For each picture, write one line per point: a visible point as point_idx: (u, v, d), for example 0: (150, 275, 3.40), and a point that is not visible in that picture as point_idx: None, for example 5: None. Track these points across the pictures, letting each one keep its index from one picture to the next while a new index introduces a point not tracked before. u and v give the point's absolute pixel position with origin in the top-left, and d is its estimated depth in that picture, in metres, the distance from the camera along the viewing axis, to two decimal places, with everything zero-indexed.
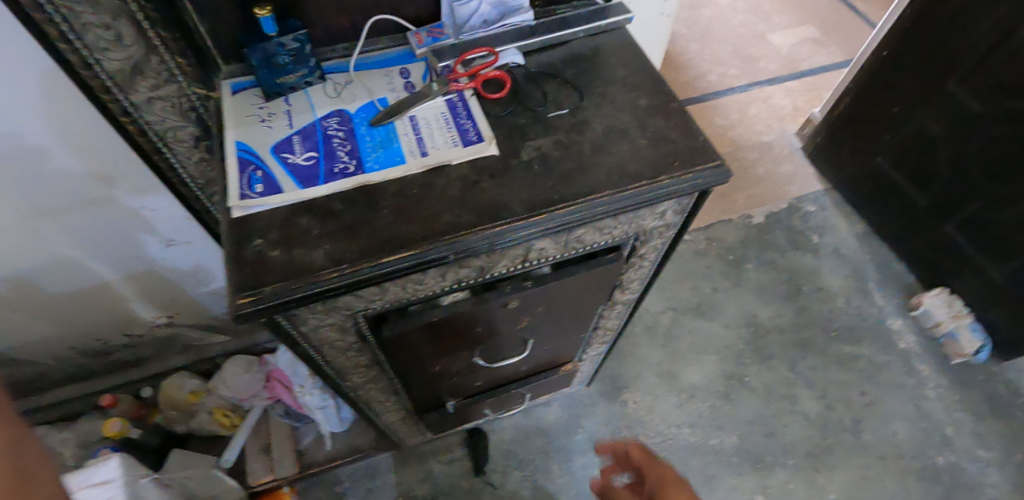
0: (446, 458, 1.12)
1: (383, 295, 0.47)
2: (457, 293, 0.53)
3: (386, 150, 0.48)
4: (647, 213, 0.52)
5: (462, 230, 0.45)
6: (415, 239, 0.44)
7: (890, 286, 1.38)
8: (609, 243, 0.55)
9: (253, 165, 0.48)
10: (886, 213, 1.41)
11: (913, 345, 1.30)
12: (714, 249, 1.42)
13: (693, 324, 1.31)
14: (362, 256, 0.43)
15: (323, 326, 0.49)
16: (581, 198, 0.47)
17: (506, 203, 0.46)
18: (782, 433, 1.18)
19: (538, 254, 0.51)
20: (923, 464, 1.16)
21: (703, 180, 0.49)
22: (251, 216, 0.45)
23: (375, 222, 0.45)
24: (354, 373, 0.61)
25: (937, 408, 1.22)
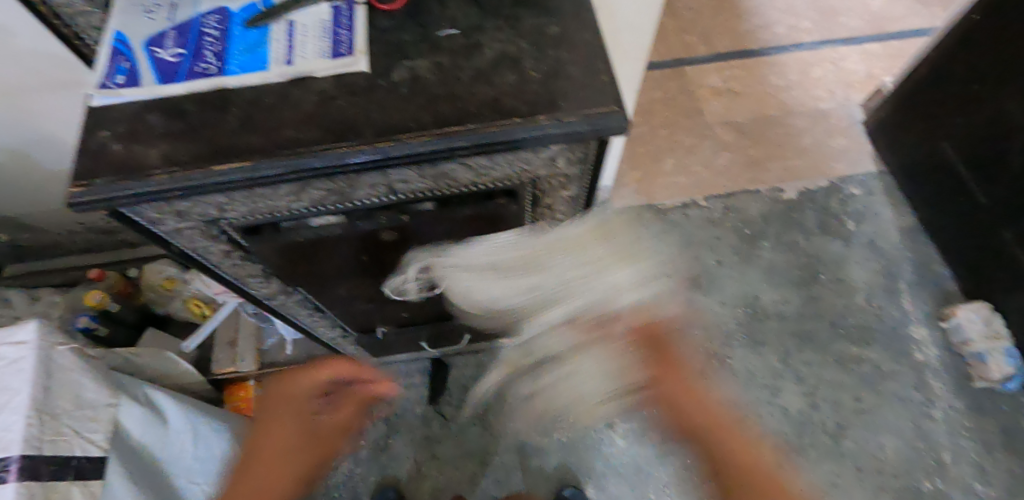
0: (405, 381, 1.16)
1: (235, 205, 0.46)
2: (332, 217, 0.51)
3: (252, 54, 0.46)
4: (531, 157, 0.47)
5: (303, 147, 0.42)
6: (253, 151, 0.42)
7: (924, 290, 1.22)
8: (497, 186, 0.50)
9: (122, 56, 0.47)
10: (940, 209, 1.23)
11: (932, 358, 1.16)
12: (729, 219, 1.31)
13: (686, 295, 1.23)
14: (194, 161, 0.42)
15: (184, 229, 0.49)
16: (441, 130, 0.43)
17: (357, 125, 0.43)
18: (753, 423, 1.12)
19: (406, 186, 0.48)
20: (904, 484, 1.06)
21: (590, 126, 0.43)
22: (105, 107, 0.45)
23: (218, 127, 0.43)
24: (254, 281, 0.62)
25: (940, 430, 1.10)
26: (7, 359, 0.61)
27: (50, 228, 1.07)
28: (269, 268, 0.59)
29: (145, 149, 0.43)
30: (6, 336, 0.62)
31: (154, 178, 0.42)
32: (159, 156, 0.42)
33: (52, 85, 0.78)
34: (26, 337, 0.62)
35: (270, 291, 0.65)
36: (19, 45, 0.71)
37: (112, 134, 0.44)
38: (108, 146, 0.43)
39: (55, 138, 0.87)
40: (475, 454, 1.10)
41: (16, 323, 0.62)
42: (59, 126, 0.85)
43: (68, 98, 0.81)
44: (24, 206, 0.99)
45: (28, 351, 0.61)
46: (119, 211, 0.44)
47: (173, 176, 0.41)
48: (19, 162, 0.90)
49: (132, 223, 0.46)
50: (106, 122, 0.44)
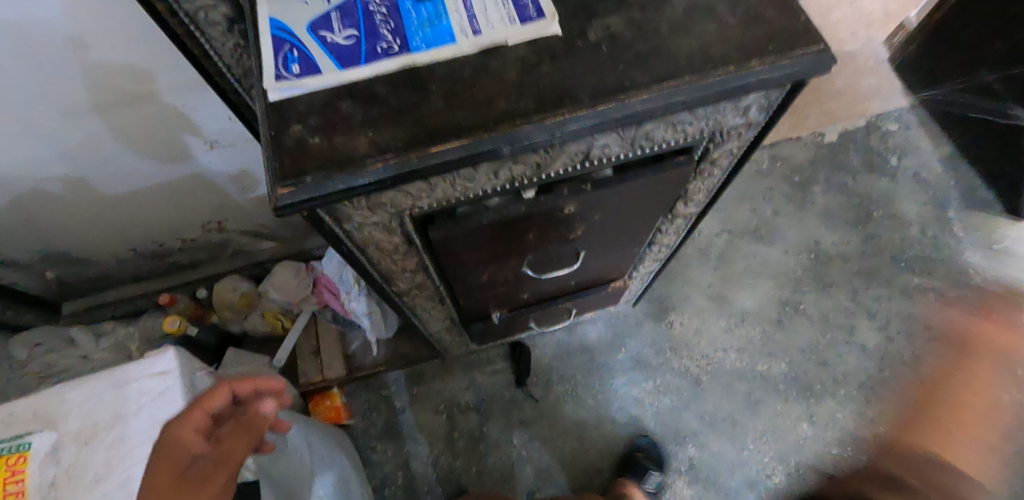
0: (489, 369, 1.14)
1: (432, 192, 0.44)
2: (511, 195, 0.49)
3: (434, 28, 0.43)
4: (729, 106, 0.45)
5: (520, 118, 0.40)
6: (468, 128, 0.40)
7: (974, 215, 1.26)
8: (680, 144, 0.49)
9: (288, 44, 0.43)
10: (981, 134, 1.26)
11: (992, 280, 1.20)
12: (778, 169, 1.32)
13: (749, 248, 1.24)
14: (408, 146, 0.39)
15: (368, 225, 0.46)
16: (658, 85, 0.41)
17: (571, 90, 0.41)
18: (835, 364, 1.14)
19: (601, 152, 0.46)
20: (987, 402, 1.10)
21: (803, 67, 0.42)
22: (287, 100, 0.41)
23: (422, 107, 0.40)
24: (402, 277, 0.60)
25: (1011, 346, 1.14)
26: (152, 390, 0.58)
27: (102, 259, 1.01)
28: (425, 260, 0.57)
29: (350, 139, 0.40)
30: (145, 368, 0.58)
31: (369, 168, 0.39)
32: (367, 145, 0.39)
33: (122, 97, 0.72)
34: (168, 367, 0.59)
35: (412, 286, 0.63)
36: (88, 58, 0.66)
37: (307, 127, 0.40)
38: (306, 141, 0.40)
39: (118, 159, 0.82)
40: (571, 431, 1.09)
41: (153, 353, 0.59)
42: (122, 146, 0.80)
43: (133, 116, 0.76)
44: (79, 235, 0.94)
45: (173, 381, 0.58)
46: (319, 209, 0.41)
47: (390, 163, 0.39)
48: (79, 188, 0.85)
49: (324, 222, 0.43)
50: (294, 116, 0.41)
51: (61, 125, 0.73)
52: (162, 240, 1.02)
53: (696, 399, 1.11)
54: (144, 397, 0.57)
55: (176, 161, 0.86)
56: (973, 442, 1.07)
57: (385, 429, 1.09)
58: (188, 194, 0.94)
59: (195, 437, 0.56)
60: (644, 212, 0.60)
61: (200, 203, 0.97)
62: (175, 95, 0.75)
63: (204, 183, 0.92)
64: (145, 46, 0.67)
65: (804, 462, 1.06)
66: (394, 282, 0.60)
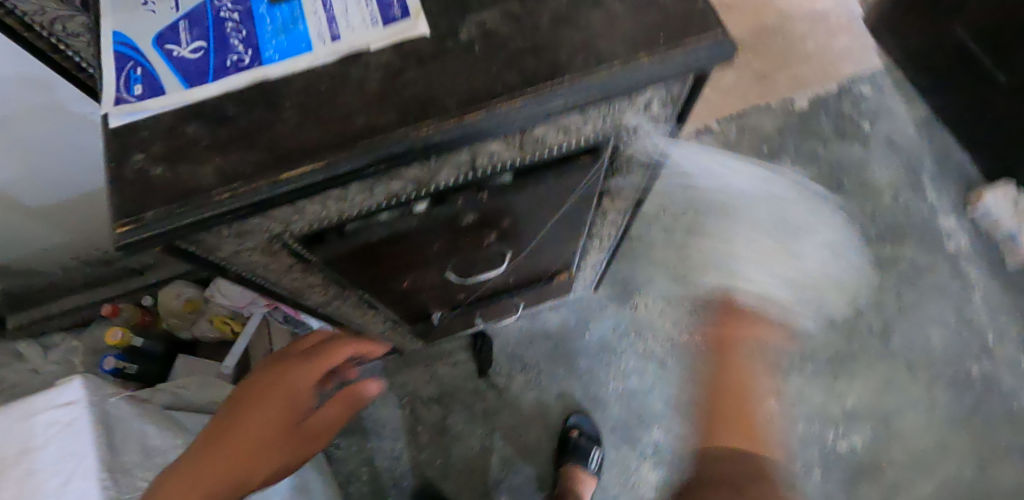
0: (451, 361, 1.12)
1: (303, 214, 0.41)
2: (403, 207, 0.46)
3: (288, 34, 0.39)
4: (625, 104, 0.41)
5: (380, 133, 0.36)
6: (323, 148, 0.36)
7: (948, 179, 1.21)
8: (582, 144, 0.45)
9: (132, 61, 0.39)
10: (956, 94, 1.20)
11: (964, 246, 1.17)
12: (745, 140, 1.27)
13: (716, 224, 1.21)
14: (258, 172, 0.36)
15: (245, 250, 0.43)
16: (533, 89, 0.37)
17: (437, 100, 0.37)
18: (803, 340, 1.12)
19: (490, 159, 0.42)
20: (955, 372, 1.08)
21: (697, 59, 0.38)
22: (129, 124, 0.38)
23: (274, 127, 0.37)
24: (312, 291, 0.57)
25: (981, 314, 1.11)
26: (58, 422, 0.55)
27: (45, 271, 0.98)
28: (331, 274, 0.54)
29: (194, 168, 0.36)
30: (51, 398, 0.56)
31: (214, 199, 0.35)
32: (213, 173, 0.36)
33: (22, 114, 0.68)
34: (76, 397, 0.56)
35: (328, 298, 0.60)
36: None
37: (149, 156, 0.37)
38: (148, 171, 0.36)
39: (33, 172, 0.77)
40: (536, 419, 1.09)
41: (61, 383, 0.57)
42: (35, 159, 0.75)
43: (40, 127, 0.71)
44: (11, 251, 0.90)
45: (80, 410, 0.56)
46: (174, 243, 0.38)
47: (238, 192, 0.35)
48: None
49: (187, 254, 0.40)
50: (136, 143, 0.37)
51: None
52: (104, 248, 0.99)
53: (661, 382, 1.10)
54: (51, 428, 0.54)
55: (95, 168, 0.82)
56: (940, 413, 1.06)
57: (349, 425, 1.09)
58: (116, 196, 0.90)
59: (305, 394, 0.67)
60: (565, 209, 0.56)
61: None
62: (82, 102, 0.70)
63: None
64: (34, 62, 0.61)
65: (770, 440, 1.06)
66: (306, 296, 0.57)
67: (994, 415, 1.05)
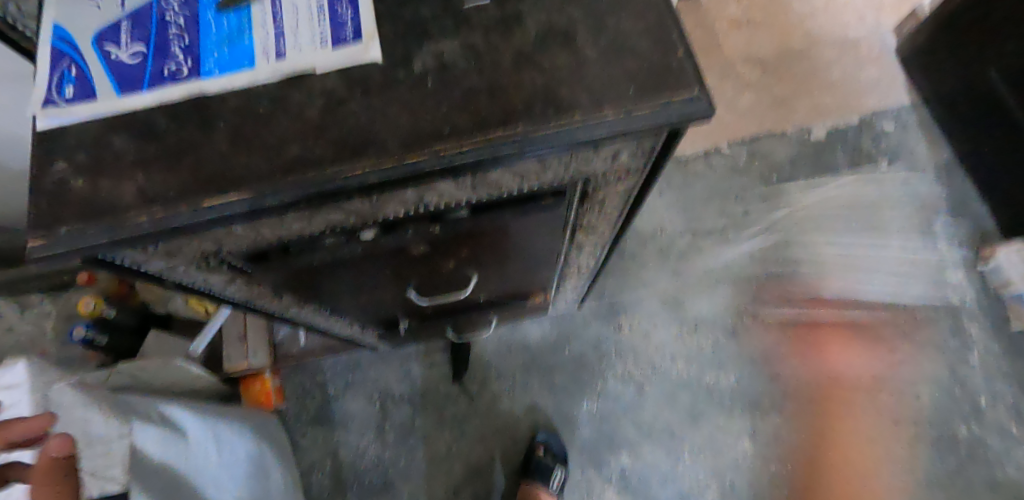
0: (426, 361, 1.11)
1: (235, 237, 0.38)
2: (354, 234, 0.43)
3: (232, 47, 0.36)
4: (588, 155, 0.39)
5: (313, 168, 0.34)
6: (252, 177, 0.34)
7: (962, 231, 1.16)
8: (543, 188, 0.42)
9: (68, 59, 0.37)
10: (982, 142, 1.14)
11: (969, 302, 1.12)
12: (755, 167, 1.23)
13: (713, 251, 1.17)
14: (178, 197, 0.33)
15: (178, 265, 0.41)
16: (482, 135, 0.34)
17: (377, 137, 0.34)
18: (787, 380, 1.09)
19: (440, 198, 0.40)
20: (941, 432, 1.05)
21: (666, 119, 0.35)
22: (56, 129, 0.36)
23: (204, 148, 0.34)
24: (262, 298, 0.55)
25: (977, 375, 1.07)
26: None
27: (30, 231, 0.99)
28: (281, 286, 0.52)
29: (116, 184, 0.34)
30: None
31: (131, 222, 0.33)
32: (134, 192, 0.34)
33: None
34: None
35: (283, 305, 0.58)
36: None
37: (72, 166, 0.35)
38: (69, 183, 0.34)
39: (14, 138, 0.77)
40: (504, 430, 1.07)
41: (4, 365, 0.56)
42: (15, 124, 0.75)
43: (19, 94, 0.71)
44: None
45: None
46: (94, 257, 0.36)
47: (155, 217, 0.33)
48: None
49: (112, 265, 0.38)
50: (62, 150, 0.35)
51: None
52: None
53: (635, 407, 1.08)
54: None
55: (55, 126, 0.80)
56: (919, 473, 1.03)
57: (317, 414, 1.08)
58: None
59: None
60: (532, 242, 0.54)
61: None
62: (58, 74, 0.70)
63: None
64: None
65: (739, 479, 1.04)
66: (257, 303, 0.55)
67: (975, 481, 1.02)
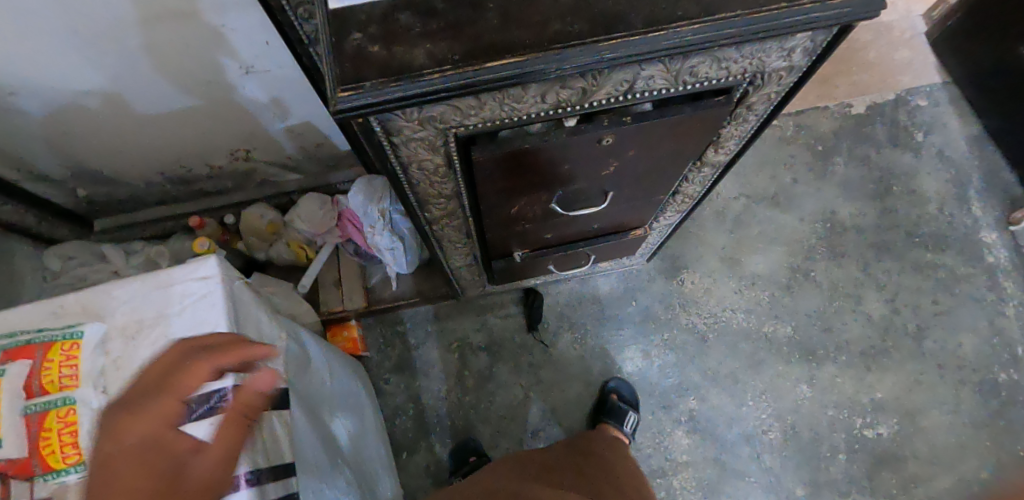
0: (501, 313, 1.17)
1: (479, 111, 0.45)
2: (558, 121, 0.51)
3: None
4: (774, 47, 0.46)
5: (574, 40, 0.41)
6: (524, 46, 0.41)
7: (993, 196, 1.25)
8: (721, 83, 0.50)
9: None
10: (1011, 116, 1.24)
11: (1003, 261, 1.21)
12: (802, 137, 1.31)
13: (766, 214, 1.25)
14: (464, 60, 0.40)
15: (415, 141, 0.48)
16: (709, 18, 0.42)
17: (624, 16, 0.42)
18: (839, 331, 1.17)
19: (646, 83, 0.47)
20: (983, 377, 1.13)
21: (854, 9, 0.43)
22: (347, 7, 0.42)
23: (479, 23, 0.41)
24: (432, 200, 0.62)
25: (1013, 326, 1.16)
26: (195, 292, 0.60)
27: (135, 180, 1.04)
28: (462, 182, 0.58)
29: (408, 50, 0.41)
30: (189, 271, 0.61)
31: (426, 78, 0.40)
32: (424, 56, 0.41)
33: (176, 13, 0.72)
34: (210, 272, 0.61)
35: (443, 213, 0.65)
36: None
37: (367, 36, 0.41)
38: (367, 48, 0.41)
39: (161, 77, 0.83)
40: (577, 377, 1.13)
41: (196, 259, 0.61)
42: (165, 64, 0.81)
43: (178, 32, 0.75)
44: (118, 153, 0.97)
45: (214, 285, 0.61)
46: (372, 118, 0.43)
47: (446, 75, 0.40)
48: (120, 104, 0.86)
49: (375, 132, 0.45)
50: (355, 24, 0.42)
51: (107, 35, 0.73)
52: (191, 165, 1.04)
53: (700, 355, 1.15)
54: (188, 299, 0.60)
55: (213, 83, 0.86)
56: (964, 414, 1.11)
57: (398, 362, 1.13)
58: (221, 119, 0.95)
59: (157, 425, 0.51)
60: (678, 153, 0.61)
61: (231, 131, 0.98)
62: (217, 14, 0.74)
63: (238, 109, 0.93)
64: None
65: (799, 421, 1.10)
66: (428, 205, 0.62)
67: (1016, 422, 1.10)
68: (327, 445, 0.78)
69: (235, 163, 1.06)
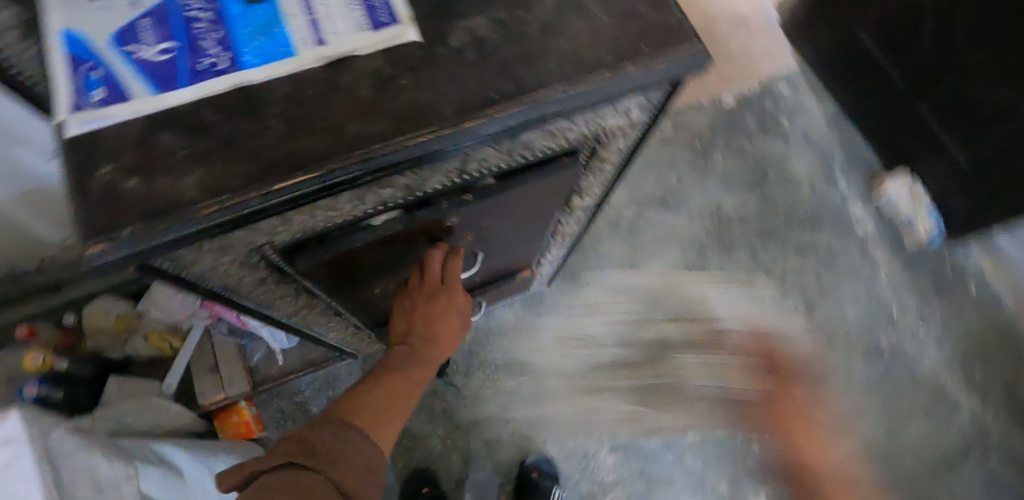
0: None
1: (289, 225, 0.39)
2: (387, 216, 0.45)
3: (269, 38, 0.38)
4: (607, 111, 0.43)
5: (377, 142, 0.36)
6: (319, 157, 0.35)
7: (855, 171, 1.34)
8: (563, 148, 0.47)
9: (88, 63, 0.36)
10: (860, 94, 1.33)
11: (871, 230, 1.30)
12: (681, 136, 1.35)
13: (657, 217, 1.27)
14: (246, 184, 0.34)
15: (221, 264, 0.41)
16: (526, 96, 0.38)
17: (432, 107, 0.37)
18: (739, 321, 1.21)
19: (478, 165, 0.43)
20: (868, 343, 1.21)
21: (677, 69, 0.40)
22: (90, 134, 0.35)
23: (263, 136, 0.35)
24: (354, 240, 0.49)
25: (887, 291, 1.25)
26: None
27: None
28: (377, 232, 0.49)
29: (175, 180, 0.34)
30: None
31: (200, 212, 0.33)
32: (197, 185, 0.34)
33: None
34: (11, 433, 0.51)
35: (298, 305, 0.58)
36: None
37: (119, 168, 0.34)
38: (120, 185, 0.34)
39: None
40: (496, 416, 1.10)
41: None
42: None
43: None
44: None
45: (19, 449, 0.50)
46: (150, 260, 0.36)
47: (226, 204, 0.34)
48: None
49: (160, 270, 0.38)
50: (104, 153, 0.34)
51: None
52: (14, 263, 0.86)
53: (613, 370, 1.15)
54: None
55: (11, 176, 0.72)
56: (857, 381, 1.18)
57: None
58: (31, 213, 0.80)
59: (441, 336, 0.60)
60: (539, 209, 0.57)
61: (47, 220, 0.83)
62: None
63: (47, 197, 0.79)
64: None
65: (714, 418, 1.14)
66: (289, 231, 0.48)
67: (901, 379, 1.18)
68: None
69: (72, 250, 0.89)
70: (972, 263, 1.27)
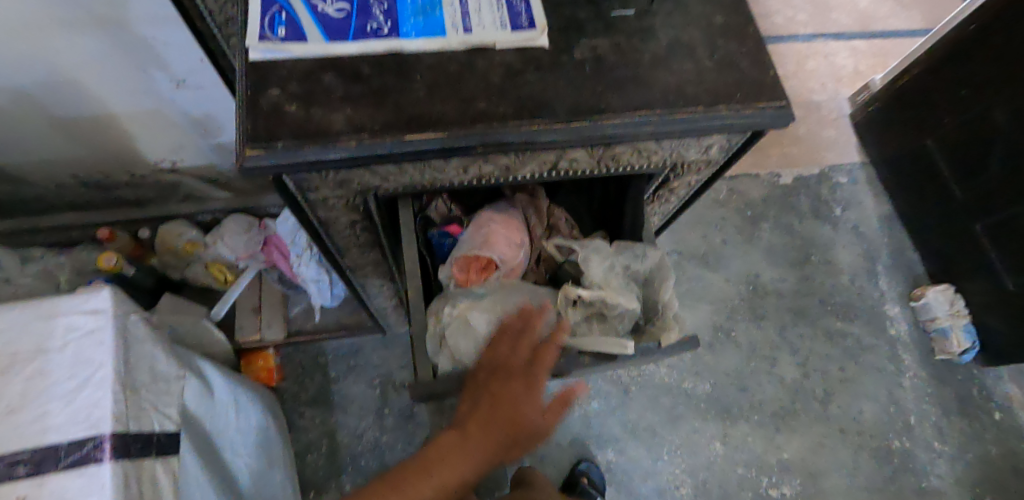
0: None
1: (400, 176, 0.45)
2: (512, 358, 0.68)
3: (427, 17, 0.44)
4: (691, 143, 0.49)
5: (497, 121, 0.42)
6: (446, 122, 0.41)
7: (899, 273, 1.35)
8: (641, 169, 0.52)
9: (277, 5, 0.43)
10: (918, 201, 1.35)
11: (904, 334, 1.29)
12: (734, 202, 1.39)
13: (695, 272, 1.31)
14: (383, 130, 0.40)
15: (332, 199, 0.47)
16: (631, 112, 0.43)
17: (547, 104, 0.43)
18: (754, 391, 1.22)
19: (569, 165, 0.48)
20: (879, 444, 1.20)
21: (763, 119, 0.45)
22: (267, 61, 0.42)
23: (405, 94, 0.42)
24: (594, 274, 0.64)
25: (909, 397, 1.24)
26: (85, 331, 0.56)
27: (41, 183, 0.94)
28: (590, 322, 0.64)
29: (327, 113, 0.40)
30: (77, 302, 0.57)
31: (343, 144, 0.39)
32: (343, 121, 0.40)
33: (56, 22, 0.67)
34: (102, 306, 0.58)
35: (368, 258, 0.65)
36: None
37: (285, 93, 0.41)
38: (282, 106, 0.40)
39: (71, 80, 0.76)
40: None
41: (87, 290, 0.58)
42: (83, 67, 0.74)
43: (104, 37, 0.70)
44: (22, 155, 0.87)
45: (105, 320, 0.57)
46: (285, 176, 0.42)
47: (364, 143, 0.40)
48: (23, 105, 0.78)
49: (287, 191, 0.44)
50: (274, 79, 0.41)
51: (15, 32, 0.66)
52: (110, 171, 0.95)
53: (621, 406, 1.17)
54: (71, 332, 0.56)
55: (140, 93, 0.81)
56: (861, 478, 1.17)
57: (316, 396, 1.07)
58: (143, 131, 0.89)
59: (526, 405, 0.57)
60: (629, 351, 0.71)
61: (154, 143, 0.92)
62: (148, 25, 0.70)
63: (162, 120, 0.88)
64: None
65: (710, 477, 1.14)
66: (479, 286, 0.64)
67: (906, 489, 1.16)
68: (224, 484, 0.75)
69: (160, 174, 0.99)
70: (1001, 389, 1.26)
